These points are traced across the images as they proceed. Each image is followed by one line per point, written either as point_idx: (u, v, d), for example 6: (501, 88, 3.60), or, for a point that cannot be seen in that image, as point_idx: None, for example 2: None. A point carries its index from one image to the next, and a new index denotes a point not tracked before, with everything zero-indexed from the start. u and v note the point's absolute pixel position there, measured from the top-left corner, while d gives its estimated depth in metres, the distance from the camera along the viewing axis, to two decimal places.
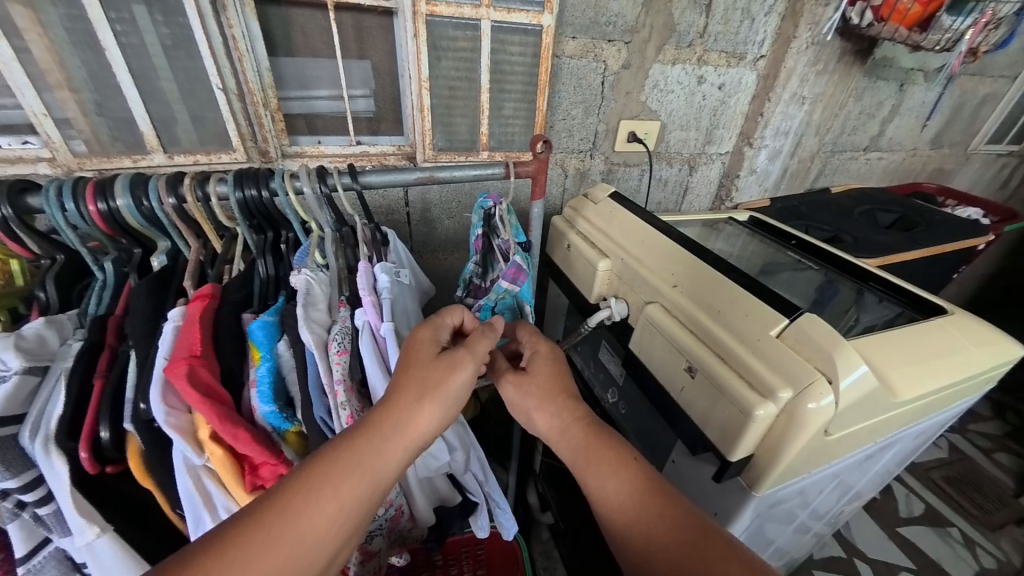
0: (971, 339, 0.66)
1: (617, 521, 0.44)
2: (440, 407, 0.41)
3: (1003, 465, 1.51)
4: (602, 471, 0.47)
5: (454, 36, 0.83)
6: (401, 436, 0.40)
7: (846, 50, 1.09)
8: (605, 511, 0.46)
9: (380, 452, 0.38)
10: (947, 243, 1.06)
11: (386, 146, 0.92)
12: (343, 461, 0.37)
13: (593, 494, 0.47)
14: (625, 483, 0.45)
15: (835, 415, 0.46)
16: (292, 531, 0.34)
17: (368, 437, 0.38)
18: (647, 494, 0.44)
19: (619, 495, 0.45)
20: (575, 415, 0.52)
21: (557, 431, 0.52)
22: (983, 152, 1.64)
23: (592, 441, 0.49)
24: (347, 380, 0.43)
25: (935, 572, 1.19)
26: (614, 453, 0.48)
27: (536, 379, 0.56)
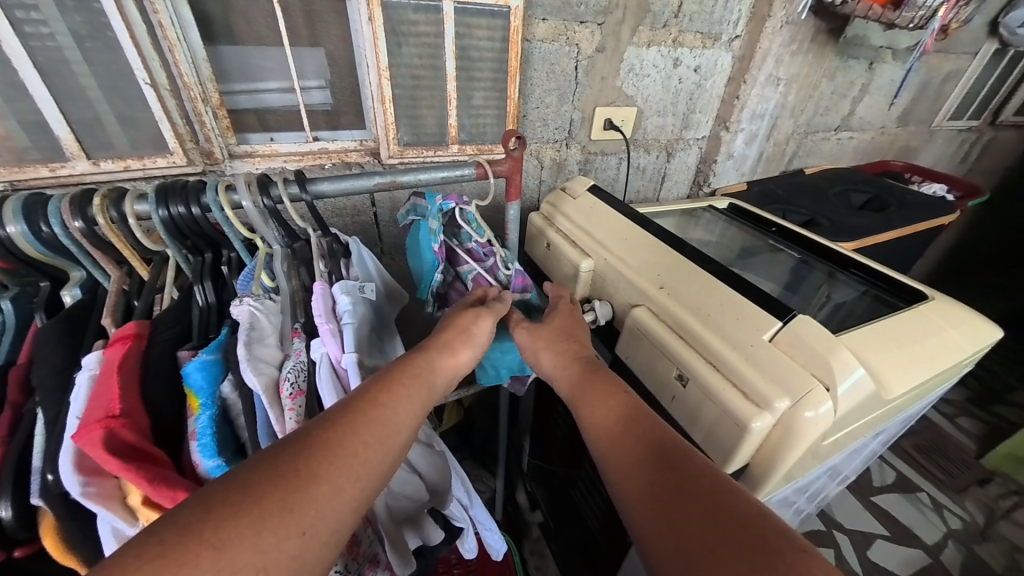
0: (952, 324, 0.66)
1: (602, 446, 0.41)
2: (476, 347, 0.48)
3: (965, 429, 1.58)
4: (597, 393, 0.45)
5: (414, 20, 0.76)
6: (445, 360, 0.45)
7: (820, 30, 1.07)
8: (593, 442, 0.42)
9: (433, 371, 0.43)
10: (919, 222, 1.07)
11: (347, 141, 0.85)
12: (404, 375, 0.40)
13: (584, 422, 0.44)
14: (614, 411, 0.42)
15: (833, 422, 0.44)
16: (375, 424, 0.35)
17: (421, 360, 0.43)
18: (632, 417, 0.41)
19: (607, 421, 0.42)
20: (581, 363, 0.49)
21: (561, 366, 0.50)
22: (946, 128, 1.67)
23: (588, 369, 0.48)
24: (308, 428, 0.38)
25: (909, 538, 1.24)
26: (606, 385, 0.45)
27: (537, 336, 0.53)
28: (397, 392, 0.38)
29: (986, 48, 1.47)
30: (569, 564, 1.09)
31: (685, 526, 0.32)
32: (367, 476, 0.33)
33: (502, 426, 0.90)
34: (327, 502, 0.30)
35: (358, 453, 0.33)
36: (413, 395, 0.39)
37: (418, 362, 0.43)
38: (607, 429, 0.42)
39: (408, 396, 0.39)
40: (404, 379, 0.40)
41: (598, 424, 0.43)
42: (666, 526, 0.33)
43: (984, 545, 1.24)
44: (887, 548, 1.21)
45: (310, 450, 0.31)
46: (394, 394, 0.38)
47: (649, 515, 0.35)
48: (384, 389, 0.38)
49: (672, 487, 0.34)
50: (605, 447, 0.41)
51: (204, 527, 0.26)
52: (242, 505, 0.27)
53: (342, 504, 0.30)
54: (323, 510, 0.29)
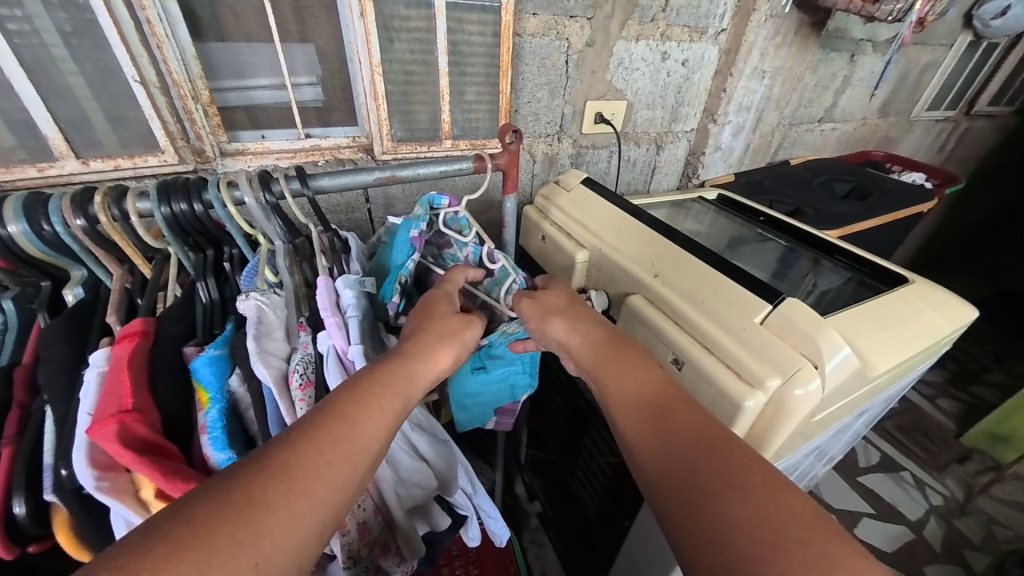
0: (930, 305, 0.69)
1: (633, 419, 0.42)
2: (455, 348, 0.48)
3: (944, 409, 1.64)
4: (625, 364, 0.45)
5: (406, 15, 0.77)
6: (426, 365, 0.44)
7: (803, 23, 1.10)
8: (622, 413, 0.43)
9: (410, 377, 0.42)
10: (899, 210, 1.11)
11: (339, 138, 0.85)
12: (378, 381, 0.39)
13: (609, 391, 0.45)
14: (648, 384, 0.43)
15: (821, 399, 0.46)
16: (342, 441, 0.34)
17: (396, 367, 0.41)
18: (662, 393, 0.42)
19: (641, 393, 0.43)
20: (600, 338, 0.49)
21: (577, 333, 0.50)
22: (924, 118, 1.72)
23: (610, 340, 0.49)
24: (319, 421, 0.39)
25: (893, 515, 1.29)
26: (636, 358, 0.46)
27: (545, 305, 0.53)
28: (367, 403, 0.37)
29: (961, 40, 1.52)
30: (568, 551, 1.11)
31: (719, 518, 0.33)
32: (334, 498, 0.32)
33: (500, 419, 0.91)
34: (287, 530, 0.29)
35: (321, 472, 0.32)
36: (386, 407, 0.38)
37: (394, 368, 0.41)
38: (633, 399, 0.43)
39: (379, 407, 0.37)
40: (376, 388, 0.38)
41: (628, 395, 0.43)
42: (702, 500, 0.34)
43: (964, 520, 1.30)
44: (872, 526, 1.26)
45: (272, 471, 0.30)
46: (364, 408, 0.36)
47: (680, 489, 0.36)
48: (351, 400, 0.36)
49: (705, 474, 0.35)
50: (633, 417, 0.42)
51: (185, 535, 0.26)
52: (204, 519, 0.27)
53: (305, 526, 0.30)
54: (280, 536, 0.28)
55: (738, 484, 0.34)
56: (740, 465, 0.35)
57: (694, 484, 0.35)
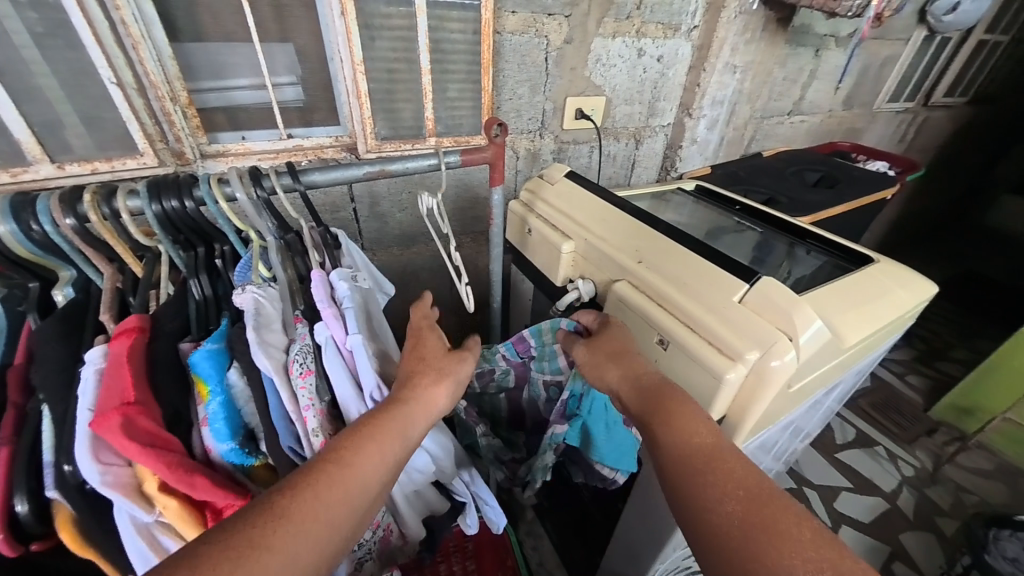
0: (895, 281, 0.73)
1: (689, 468, 0.42)
2: (452, 388, 0.47)
3: (914, 385, 1.73)
4: (677, 413, 0.45)
5: (387, 14, 0.78)
6: (426, 404, 0.44)
7: (769, 19, 1.15)
8: (674, 461, 0.43)
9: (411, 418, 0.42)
10: (865, 196, 1.17)
11: (322, 138, 0.85)
12: (379, 421, 0.40)
13: (663, 439, 0.44)
14: (699, 432, 0.44)
15: (797, 368, 0.49)
16: (340, 484, 0.35)
17: (401, 407, 0.41)
18: (713, 447, 0.43)
19: (696, 440, 0.43)
20: (642, 386, 0.49)
21: (627, 381, 0.51)
22: (886, 110, 1.81)
23: (657, 387, 0.48)
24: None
25: (868, 488, 1.36)
26: (683, 405, 0.46)
27: (595, 355, 0.54)
28: (366, 445, 0.38)
29: (917, 34, 1.60)
30: (562, 539, 1.14)
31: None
32: (327, 538, 0.33)
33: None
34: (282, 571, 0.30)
35: (316, 514, 0.33)
36: (388, 450, 0.38)
37: (399, 409, 0.41)
38: (687, 450, 0.43)
39: (379, 448, 0.38)
40: (381, 431, 0.39)
41: (681, 444, 0.43)
42: (744, 555, 0.36)
43: (934, 488, 1.37)
44: (850, 498, 1.33)
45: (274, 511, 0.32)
46: (361, 449, 0.37)
47: (737, 543, 0.37)
48: (353, 440, 0.37)
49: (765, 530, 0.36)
50: (682, 469, 0.42)
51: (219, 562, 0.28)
52: (213, 566, 0.28)
53: (302, 566, 0.31)
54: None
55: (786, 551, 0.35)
56: (790, 532, 0.36)
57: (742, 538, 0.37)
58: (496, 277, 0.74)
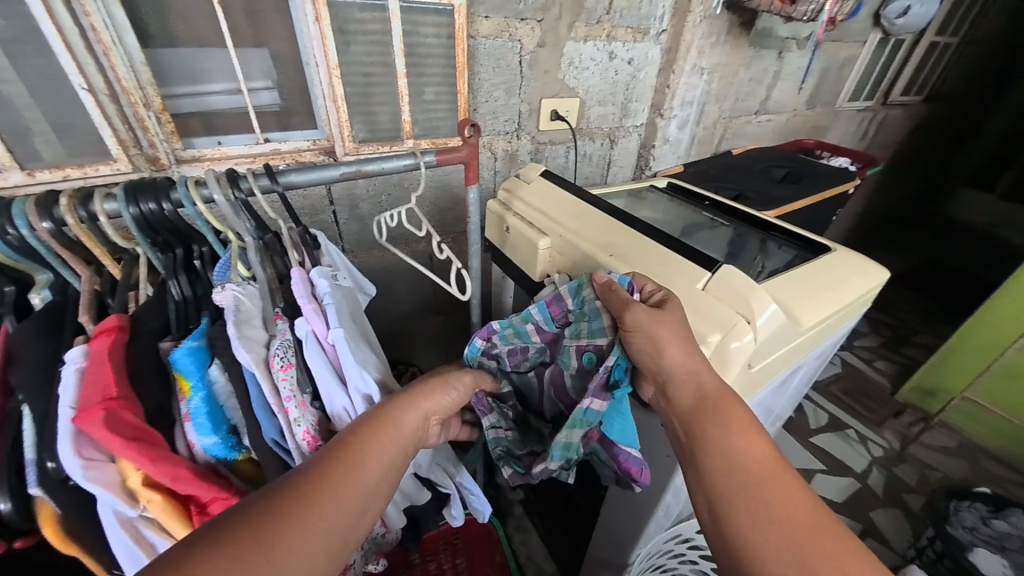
0: (852, 268, 0.78)
1: (738, 479, 0.41)
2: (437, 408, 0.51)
3: (882, 370, 1.81)
4: (734, 430, 0.44)
5: (361, 19, 0.80)
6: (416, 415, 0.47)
7: (733, 23, 1.20)
8: (721, 469, 0.43)
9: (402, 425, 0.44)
10: (828, 190, 1.23)
11: (299, 142, 0.86)
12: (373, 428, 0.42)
13: (716, 448, 0.44)
14: (750, 447, 0.43)
15: (755, 348, 0.53)
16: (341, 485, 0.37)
17: (394, 415, 0.44)
18: (770, 472, 0.41)
19: (745, 455, 0.43)
20: (702, 390, 0.47)
21: (687, 366, 0.48)
22: (847, 109, 1.90)
23: (715, 393, 0.47)
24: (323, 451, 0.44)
25: (840, 469, 1.42)
26: (739, 416, 0.45)
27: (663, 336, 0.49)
28: (363, 448, 0.40)
29: (873, 37, 1.69)
30: (550, 532, 1.16)
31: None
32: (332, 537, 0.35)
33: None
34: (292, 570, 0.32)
35: (320, 517, 0.34)
36: (383, 452, 0.41)
37: (398, 413, 0.44)
38: (737, 468, 0.42)
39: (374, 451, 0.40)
40: (383, 430, 0.42)
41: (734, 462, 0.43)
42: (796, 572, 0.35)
43: (902, 467, 1.44)
44: (823, 480, 1.38)
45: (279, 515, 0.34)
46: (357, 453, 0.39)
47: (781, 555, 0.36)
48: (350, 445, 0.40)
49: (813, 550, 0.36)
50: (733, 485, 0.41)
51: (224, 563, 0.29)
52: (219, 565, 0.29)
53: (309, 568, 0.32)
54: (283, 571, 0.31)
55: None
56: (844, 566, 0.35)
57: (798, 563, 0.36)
58: (476, 273, 0.76)
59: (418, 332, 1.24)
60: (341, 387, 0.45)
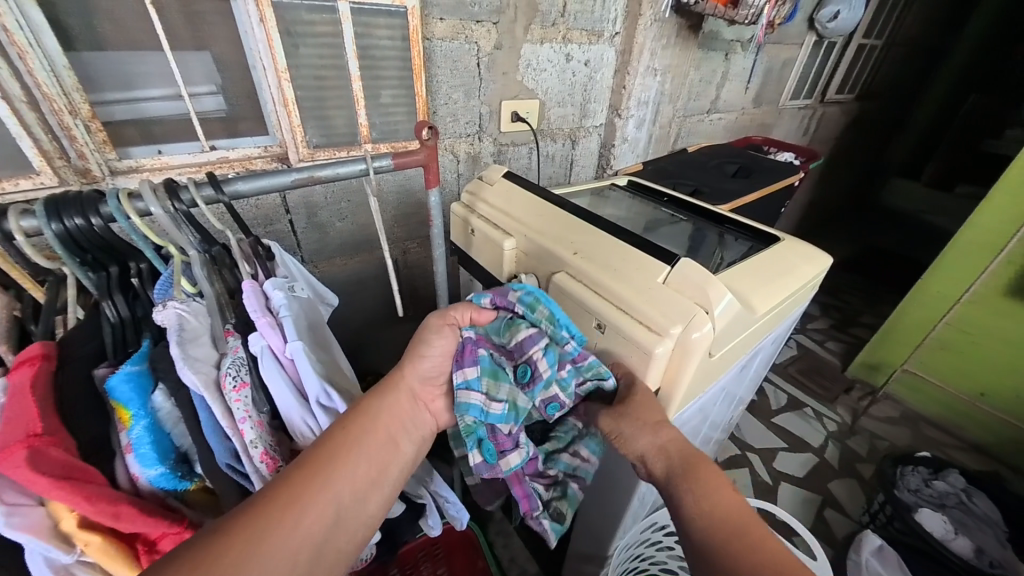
0: (800, 257, 0.82)
1: (715, 532, 0.45)
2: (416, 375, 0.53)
3: (832, 349, 1.94)
4: (711, 485, 0.48)
5: (310, 20, 0.77)
6: (387, 405, 0.49)
7: (682, 26, 1.25)
8: (699, 523, 0.47)
9: (371, 421, 0.47)
10: (775, 183, 1.30)
11: (249, 149, 0.82)
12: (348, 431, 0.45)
13: (692, 505, 0.48)
14: (724, 498, 0.47)
15: (714, 337, 0.55)
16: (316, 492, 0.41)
17: (362, 419, 0.47)
18: (744, 522, 0.45)
19: (718, 505, 0.47)
20: (681, 452, 0.52)
21: (658, 443, 0.52)
22: (790, 107, 2.03)
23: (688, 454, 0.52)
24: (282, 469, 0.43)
25: (800, 445, 1.51)
26: (713, 471, 0.50)
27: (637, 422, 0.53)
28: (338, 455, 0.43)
29: (809, 40, 1.81)
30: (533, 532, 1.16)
31: None
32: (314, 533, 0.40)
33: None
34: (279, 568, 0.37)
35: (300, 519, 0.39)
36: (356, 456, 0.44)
37: (377, 411, 0.48)
38: (717, 520, 0.46)
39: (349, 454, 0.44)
40: (356, 431, 0.46)
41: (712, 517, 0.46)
42: None
43: (854, 438, 1.54)
44: (786, 457, 1.46)
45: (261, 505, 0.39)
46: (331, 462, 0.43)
47: None
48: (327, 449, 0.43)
49: None
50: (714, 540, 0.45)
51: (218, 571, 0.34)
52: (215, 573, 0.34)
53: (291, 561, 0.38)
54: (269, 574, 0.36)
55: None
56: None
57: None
58: (442, 278, 0.75)
59: (388, 340, 1.22)
60: (300, 402, 0.44)
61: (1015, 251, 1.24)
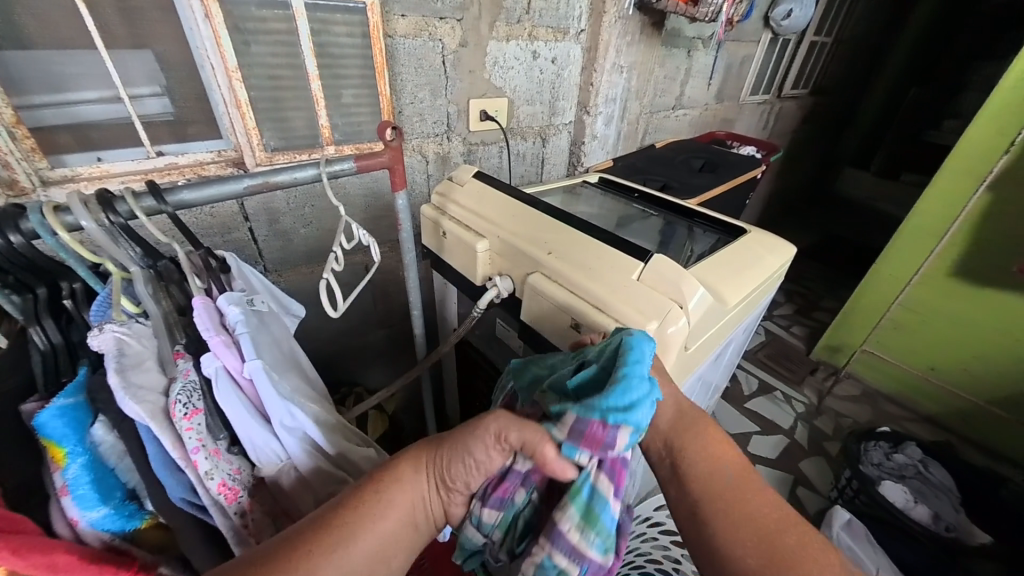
0: (767, 247, 0.85)
1: (711, 478, 0.44)
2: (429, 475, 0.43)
3: (798, 334, 2.03)
4: (703, 435, 0.48)
5: (261, 17, 0.73)
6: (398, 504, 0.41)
7: (645, 23, 1.27)
8: (698, 469, 0.45)
9: (378, 514, 0.39)
10: (739, 177, 1.34)
11: (201, 154, 0.77)
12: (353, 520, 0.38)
13: (689, 451, 0.46)
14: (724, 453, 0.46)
15: (689, 331, 0.55)
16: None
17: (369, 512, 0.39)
18: (740, 474, 0.44)
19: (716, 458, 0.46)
20: (681, 406, 0.51)
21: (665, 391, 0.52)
22: (750, 102, 2.10)
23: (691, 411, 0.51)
24: (244, 498, 0.40)
25: (772, 428, 1.56)
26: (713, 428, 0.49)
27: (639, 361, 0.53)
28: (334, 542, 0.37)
29: (765, 37, 1.87)
30: None
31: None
32: None
33: (423, 385, 0.97)
34: None
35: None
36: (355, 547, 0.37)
37: (387, 503, 0.40)
38: (716, 469, 0.44)
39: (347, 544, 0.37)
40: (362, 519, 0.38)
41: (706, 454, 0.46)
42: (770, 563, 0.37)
43: (820, 418, 1.62)
44: (759, 440, 1.51)
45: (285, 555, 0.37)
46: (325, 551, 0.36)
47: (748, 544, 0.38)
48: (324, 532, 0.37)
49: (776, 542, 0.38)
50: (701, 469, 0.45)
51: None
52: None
53: None
54: None
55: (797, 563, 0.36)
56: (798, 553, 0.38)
57: (766, 552, 0.37)
58: (414, 283, 0.72)
59: (361, 348, 1.18)
60: (261, 426, 0.41)
61: (956, 235, 1.33)
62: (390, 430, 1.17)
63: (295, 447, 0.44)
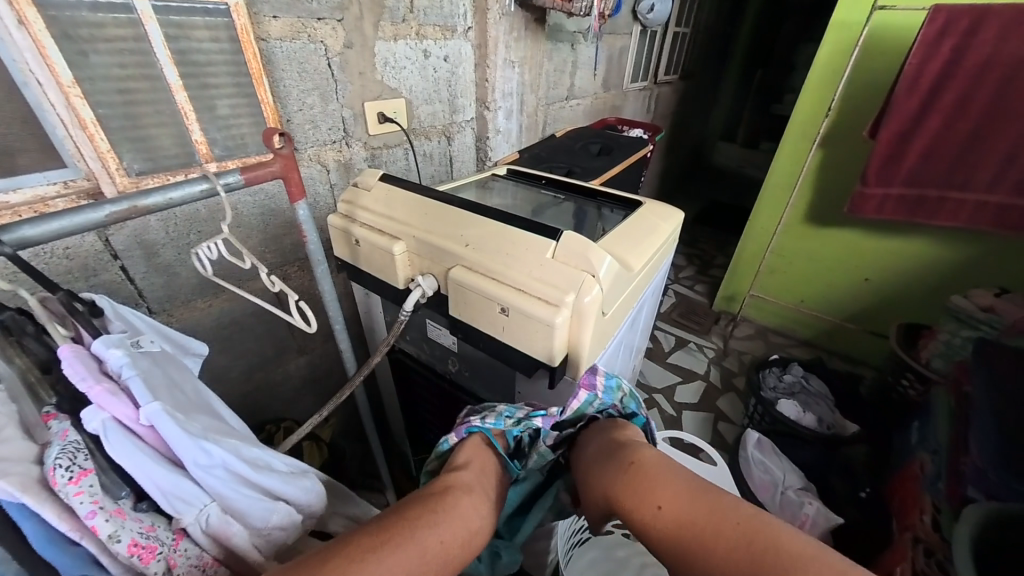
0: (661, 216, 0.95)
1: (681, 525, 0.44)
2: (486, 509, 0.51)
3: (700, 290, 2.30)
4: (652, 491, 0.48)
5: (97, 22, 0.63)
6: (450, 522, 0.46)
7: (528, 20, 1.33)
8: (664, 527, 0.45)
9: (439, 523, 0.45)
10: (632, 157, 1.48)
11: (39, 186, 0.65)
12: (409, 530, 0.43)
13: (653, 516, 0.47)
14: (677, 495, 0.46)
15: (604, 297, 0.61)
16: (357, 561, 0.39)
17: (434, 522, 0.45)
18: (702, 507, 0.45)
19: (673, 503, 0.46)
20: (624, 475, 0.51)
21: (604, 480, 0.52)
22: (633, 89, 2.30)
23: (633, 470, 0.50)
24: (166, 554, 0.37)
25: (690, 376, 1.76)
26: (661, 472, 0.49)
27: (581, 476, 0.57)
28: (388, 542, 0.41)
29: (637, 29, 2.06)
30: None
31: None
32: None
33: (360, 402, 0.93)
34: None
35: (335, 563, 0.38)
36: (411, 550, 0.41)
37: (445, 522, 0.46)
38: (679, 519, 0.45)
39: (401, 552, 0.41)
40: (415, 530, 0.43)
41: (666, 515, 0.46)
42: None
43: (727, 359, 1.86)
44: (681, 389, 1.70)
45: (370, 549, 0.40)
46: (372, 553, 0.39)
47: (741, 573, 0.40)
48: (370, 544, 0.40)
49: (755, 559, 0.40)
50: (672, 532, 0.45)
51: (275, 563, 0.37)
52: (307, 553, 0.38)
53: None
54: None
55: (782, 557, 0.39)
56: (786, 542, 0.40)
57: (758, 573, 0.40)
58: (333, 298, 0.69)
59: (283, 378, 1.09)
60: (173, 474, 0.38)
61: (804, 188, 1.60)
62: (331, 458, 1.10)
63: (222, 489, 0.40)
